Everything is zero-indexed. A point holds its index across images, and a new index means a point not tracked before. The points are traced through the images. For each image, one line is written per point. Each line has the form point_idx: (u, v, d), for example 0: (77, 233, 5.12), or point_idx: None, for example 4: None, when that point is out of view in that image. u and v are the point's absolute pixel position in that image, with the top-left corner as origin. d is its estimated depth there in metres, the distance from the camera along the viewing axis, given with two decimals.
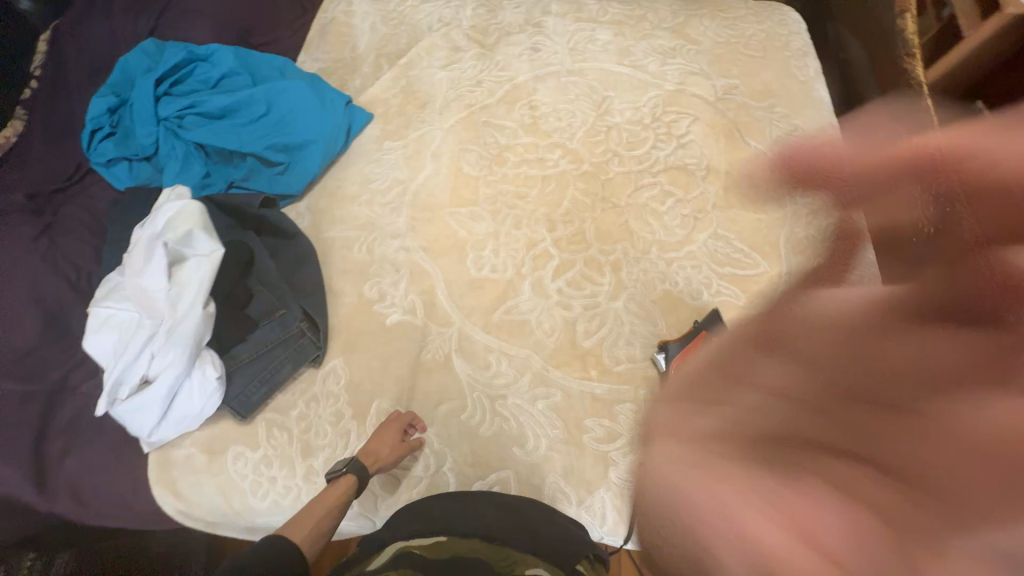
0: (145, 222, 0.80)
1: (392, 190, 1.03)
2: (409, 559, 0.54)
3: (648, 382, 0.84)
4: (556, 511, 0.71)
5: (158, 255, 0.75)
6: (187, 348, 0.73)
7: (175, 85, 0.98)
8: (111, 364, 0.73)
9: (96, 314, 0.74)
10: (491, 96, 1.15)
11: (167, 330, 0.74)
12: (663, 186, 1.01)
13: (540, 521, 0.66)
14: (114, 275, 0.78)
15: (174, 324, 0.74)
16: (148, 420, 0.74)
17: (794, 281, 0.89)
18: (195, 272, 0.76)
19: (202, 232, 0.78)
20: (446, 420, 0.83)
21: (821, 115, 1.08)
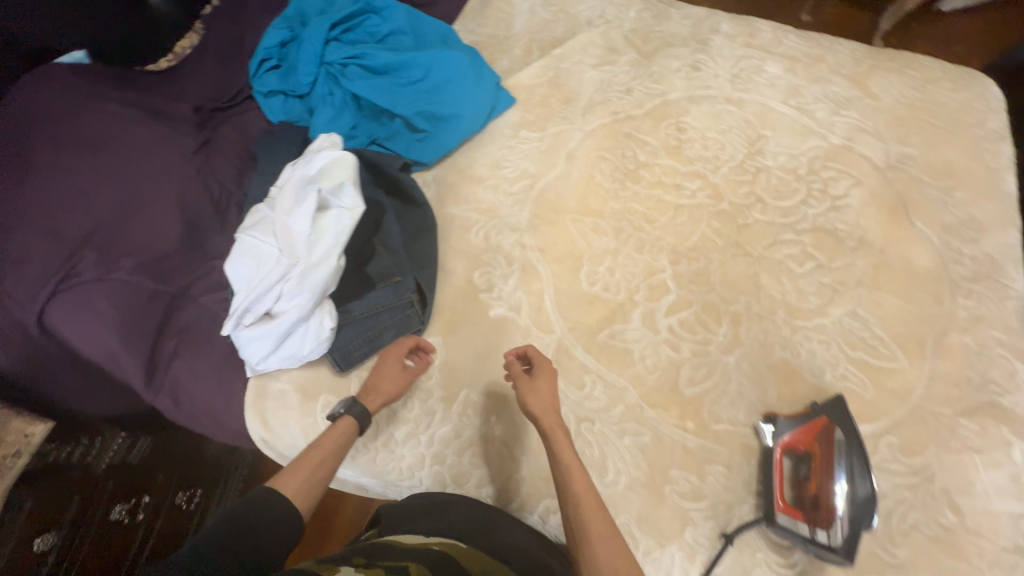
0: (300, 163, 0.81)
1: (520, 181, 1.01)
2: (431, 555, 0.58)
3: (747, 451, 0.79)
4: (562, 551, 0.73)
5: (310, 200, 0.76)
6: (314, 296, 0.75)
7: (344, 33, 1.00)
8: (243, 290, 0.76)
9: (241, 240, 0.77)
10: (638, 107, 1.09)
11: (300, 272, 0.75)
12: (805, 247, 0.94)
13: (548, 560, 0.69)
14: (262, 206, 0.80)
15: (307, 269, 0.76)
16: (260, 351, 0.77)
17: (931, 388, 0.81)
18: (337, 224, 0.78)
19: (352, 188, 0.79)
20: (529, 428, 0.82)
21: (1005, 211, 0.96)
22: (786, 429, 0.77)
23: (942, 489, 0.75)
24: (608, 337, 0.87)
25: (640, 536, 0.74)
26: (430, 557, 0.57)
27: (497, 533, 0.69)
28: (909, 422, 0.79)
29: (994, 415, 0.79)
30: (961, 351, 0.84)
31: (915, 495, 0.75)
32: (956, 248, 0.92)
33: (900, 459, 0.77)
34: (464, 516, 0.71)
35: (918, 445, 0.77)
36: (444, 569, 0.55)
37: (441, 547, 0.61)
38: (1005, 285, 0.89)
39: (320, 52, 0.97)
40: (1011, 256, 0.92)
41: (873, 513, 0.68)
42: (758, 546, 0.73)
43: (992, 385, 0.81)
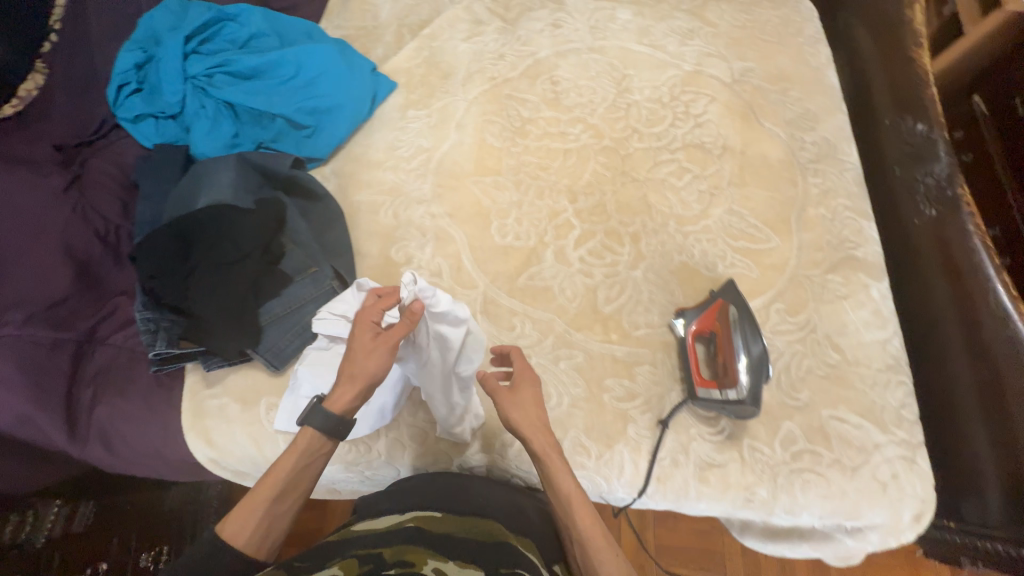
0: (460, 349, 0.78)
1: (417, 157, 1.05)
2: (408, 534, 0.63)
3: (667, 347, 0.88)
4: (532, 503, 0.80)
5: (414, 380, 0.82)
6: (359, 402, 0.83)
7: (203, 44, 0.98)
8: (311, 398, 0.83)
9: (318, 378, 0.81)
10: (513, 70, 1.16)
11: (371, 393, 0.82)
12: (681, 163, 1.05)
13: (530, 510, 0.78)
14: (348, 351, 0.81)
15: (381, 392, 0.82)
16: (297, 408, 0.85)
17: (802, 255, 0.95)
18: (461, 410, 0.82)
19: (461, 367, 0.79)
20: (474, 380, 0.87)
21: (833, 100, 1.12)
22: (692, 319, 0.87)
23: (825, 336, 0.88)
24: (528, 279, 0.94)
25: (590, 444, 0.82)
26: (407, 538, 0.62)
27: (475, 489, 0.78)
28: (789, 289, 0.91)
29: (852, 266, 0.94)
30: (820, 221, 0.98)
31: (805, 346, 0.87)
32: (800, 138, 1.07)
33: (788, 319, 0.89)
34: (436, 487, 0.76)
35: (800, 304, 0.90)
36: (427, 544, 0.61)
37: (414, 521, 0.66)
38: (842, 160, 1.05)
39: (182, 67, 0.95)
40: (843, 136, 1.08)
41: (767, 368, 0.78)
42: (691, 424, 0.82)
43: (847, 243, 0.96)
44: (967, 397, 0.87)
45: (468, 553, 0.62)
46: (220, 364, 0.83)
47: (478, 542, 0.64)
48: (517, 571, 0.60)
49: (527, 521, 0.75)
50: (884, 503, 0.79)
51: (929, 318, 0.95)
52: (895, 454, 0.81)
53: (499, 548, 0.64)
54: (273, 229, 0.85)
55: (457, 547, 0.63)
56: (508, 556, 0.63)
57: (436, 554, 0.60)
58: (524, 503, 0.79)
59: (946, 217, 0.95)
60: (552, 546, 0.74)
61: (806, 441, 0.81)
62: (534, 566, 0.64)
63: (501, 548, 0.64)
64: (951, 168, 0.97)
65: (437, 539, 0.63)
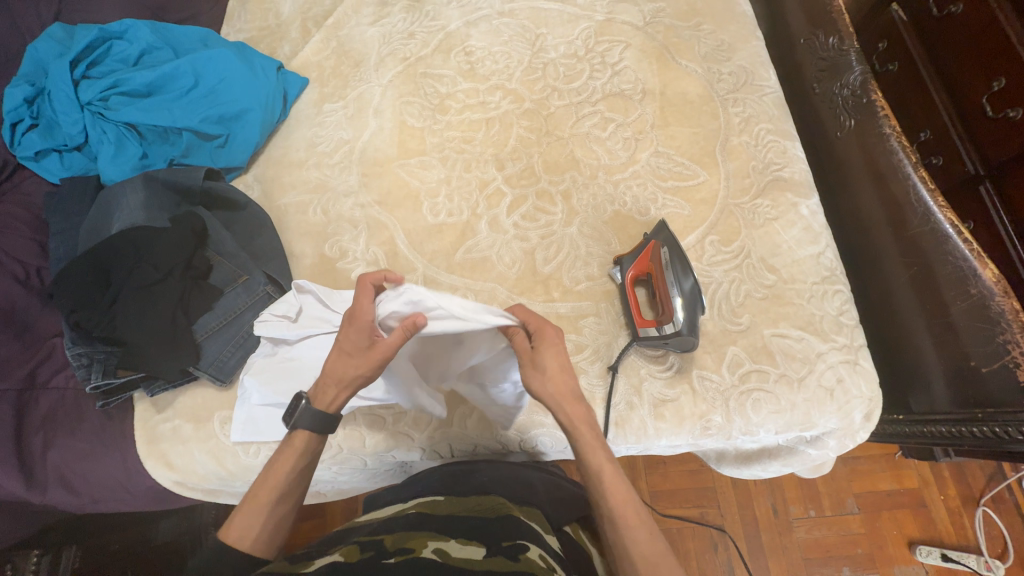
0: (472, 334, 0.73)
1: (339, 150, 1.03)
2: (410, 517, 0.63)
3: (609, 296, 0.89)
4: (533, 474, 0.81)
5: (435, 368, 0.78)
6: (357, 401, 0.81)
7: (92, 67, 0.95)
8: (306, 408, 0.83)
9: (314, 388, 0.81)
10: (425, 47, 1.14)
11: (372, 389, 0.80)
12: (603, 114, 1.04)
13: (534, 480, 0.79)
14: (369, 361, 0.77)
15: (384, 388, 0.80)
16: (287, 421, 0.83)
17: (730, 185, 0.96)
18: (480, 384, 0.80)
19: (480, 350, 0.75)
20: None
21: (746, 28, 1.12)
22: (629, 265, 0.88)
23: (759, 259, 0.89)
24: (465, 253, 0.94)
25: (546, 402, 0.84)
26: (406, 521, 0.62)
27: (478, 473, 0.79)
28: (721, 220, 0.93)
29: (780, 188, 0.95)
30: (743, 149, 0.99)
31: (742, 272, 0.89)
32: (717, 71, 1.07)
33: (722, 249, 0.91)
34: (438, 478, 0.78)
35: (732, 233, 0.91)
36: (429, 522, 0.61)
37: (416, 507, 0.67)
38: (760, 85, 1.05)
39: (74, 95, 0.91)
40: (759, 62, 1.08)
41: (700, 299, 0.79)
42: (640, 365, 0.84)
43: (773, 165, 0.97)
44: (903, 296, 0.89)
45: (469, 531, 0.60)
46: (164, 387, 0.83)
47: (480, 519, 0.63)
48: (519, 541, 0.59)
49: (532, 489, 0.77)
50: (832, 408, 0.82)
51: (864, 227, 0.97)
52: (837, 360, 0.83)
53: (501, 523, 0.63)
54: (194, 244, 0.83)
55: (458, 526, 0.61)
56: (510, 527, 0.62)
57: (435, 534, 0.58)
58: (529, 476, 0.80)
59: (865, 124, 0.96)
60: (560, 513, 0.75)
61: (751, 362, 0.83)
62: (537, 535, 0.63)
63: (502, 523, 0.63)
64: (863, 75, 0.97)
65: (437, 520, 0.62)
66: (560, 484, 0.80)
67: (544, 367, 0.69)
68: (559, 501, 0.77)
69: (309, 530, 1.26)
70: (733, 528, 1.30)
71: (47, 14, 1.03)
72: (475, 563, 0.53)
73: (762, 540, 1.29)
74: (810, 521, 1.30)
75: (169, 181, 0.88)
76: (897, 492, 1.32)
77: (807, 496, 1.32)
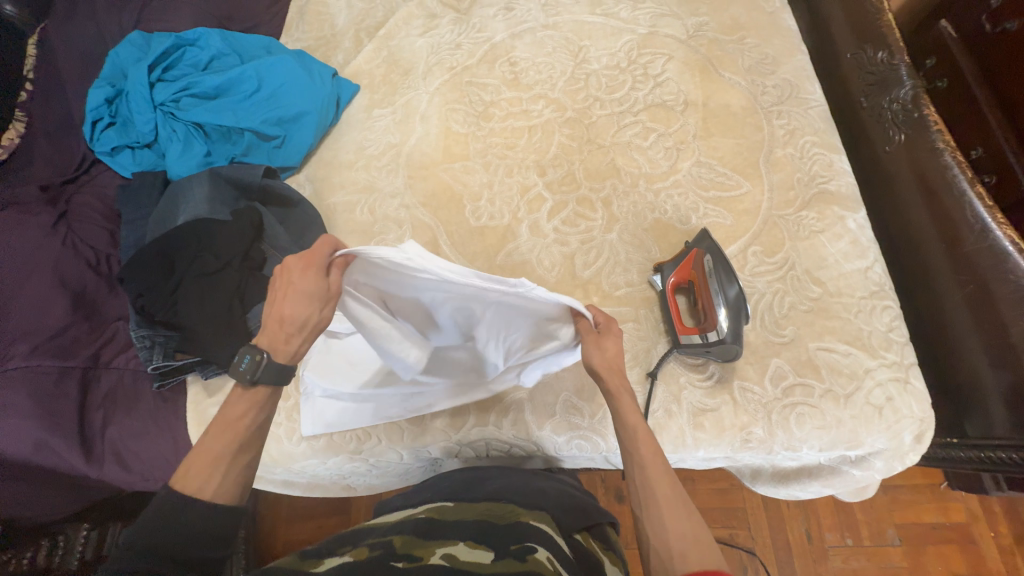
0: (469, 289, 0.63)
1: (387, 153, 1.07)
2: (420, 520, 0.64)
3: (648, 303, 0.90)
4: (546, 484, 0.81)
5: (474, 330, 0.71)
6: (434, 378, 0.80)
7: (166, 72, 1.02)
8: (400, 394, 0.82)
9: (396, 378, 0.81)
10: (471, 57, 1.18)
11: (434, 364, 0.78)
12: (645, 124, 1.06)
13: (546, 488, 0.80)
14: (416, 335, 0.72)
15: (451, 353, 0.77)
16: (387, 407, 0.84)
17: (773, 197, 0.95)
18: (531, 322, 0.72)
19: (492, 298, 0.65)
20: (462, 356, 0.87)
21: (791, 42, 1.12)
22: (670, 272, 0.88)
23: (804, 271, 0.88)
24: (506, 256, 0.96)
25: (582, 405, 0.85)
26: (417, 523, 0.63)
27: (490, 480, 0.79)
28: (764, 230, 0.92)
29: (825, 200, 0.94)
30: (788, 161, 0.98)
31: (785, 283, 0.88)
32: (761, 83, 1.07)
33: (765, 260, 0.90)
34: (450, 485, 0.79)
35: (776, 245, 0.91)
36: (439, 525, 0.62)
37: (426, 511, 0.68)
38: (805, 98, 1.05)
39: (150, 96, 0.98)
40: (804, 75, 1.08)
41: (744, 307, 0.78)
42: (680, 373, 0.84)
43: (818, 178, 0.96)
44: (957, 315, 0.87)
45: (476, 534, 0.60)
46: (217, 372, 0.86)
47: (487, 523, 0.63)
48: (527, 544, 0.59)
49: (544, 497, 0.77)
50: (881, 427, 0.79)
51: (914, 244, 0.94)
52: (887, 377, 0.81)
53: (510, 527, 0.62)
54: (250, 236, 0.87)
55: (466, 529, 0.62)
56: (518, 531, 0.62)
57: (442, 537, 0.59)
58: (541, 483, 0.80)
59: (916, 139, 0.95)
60: (573, 516, 0.74)
61: (795, 375, 0.82)
62: (546, 538, 0.62)
63: (511, 527, 0.63)
64: (914, 90, 0.96)
65: (448, 524, 0.63)
66: (573, 494, 0.80)
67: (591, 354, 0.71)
68: (573, 509, 0.77)
69: (335, 526, 1.27)
70: (763, 552, 1.25)
71: (128, 23, 1.12)
72: (485, 566, 0.53)
73: (795, 566, 1.24)
74: (847, 551, 1.24)
75: (230, 176, 0.93)
76: (942, 525, 1.25)
77: (844, 524, 1.26)
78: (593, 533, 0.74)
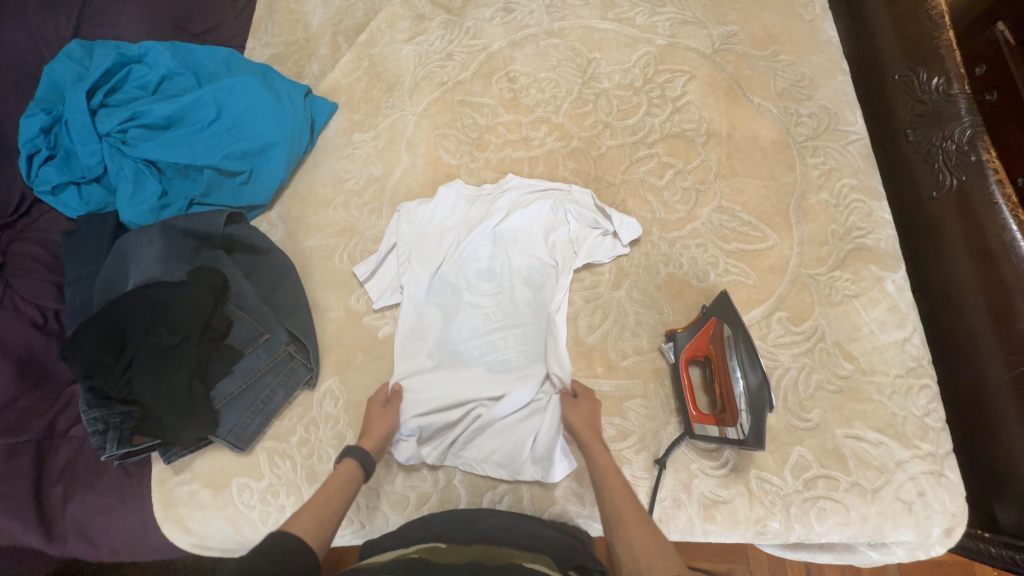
0: (469, 243, 0.88)
1: (368, 189, 0.95)
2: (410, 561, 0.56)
3: (659, 375, 0.81)
4: (541, 523, 0.71)
5: (510, 289, 0.87)
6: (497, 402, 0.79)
7: (110, 95, 0.88)
8: (475, 448, 0.78)
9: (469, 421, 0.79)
10: (464, 70, 1.03)
11: (499, 379, 0.81)
12: (660, 158, 0.93)
13: (542, 527, 0.70)
14: (476, 316, 0.85)
15: (509, 355, 0.83)
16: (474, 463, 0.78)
17: (804, 252, 0.84)
18: (553, 255, 0.88)
19: (489, 240, 0.89)
20: (433, 422, 0.78)
21: (832, 59, 0.97)
22: (685, 340, 0.79)
23: (834, 343, 0.79)
24: (497, 316, 0.85)
25: (583, 492, 0.76)
26: (411, 565, 0.55)
27: (481, 520, 0.70)
28: (792, 293, 0.82)
29: (862, 258, 0.83)
30: (822, 209, 0.87)
31: (813, 358, 0.79)
32: (795, 111, 0.93)
33: (792, 329, 0.80)
34: (440, 519, 0.70)
35: (804, 310, 0.81)
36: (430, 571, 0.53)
37: (418, 552, 0.60)
38: (845, 131, 0.92)
39: (92, 126, 0.85)
40: (845, 101, 0.94)
41: (769, 395, 0.69)
42: (691, 459, 0.76)
43: (855, 231, 0.85)
44: (999, 398, 0.77)
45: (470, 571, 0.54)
46: (181, 452, 0.78)
47: (479, 563, 0.56)
48: None
49: (537, 539, 0.67)
50: (909, 522, 0.72)
51: (955, 304, 0.84)
52: (920, 470, 0.73)
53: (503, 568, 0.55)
54: (212, 301, 0.77)
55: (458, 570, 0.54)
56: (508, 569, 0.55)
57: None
58: (539, 528, 0.70)
59: (972, 186, 0.83)
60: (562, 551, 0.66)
61: (819, 466, 0.74)
62: None
63: (504, 567, 0.56)
64: (973, 130, 0.84)
65: (441, 568, 0.55)
66: (572, 539, 0.69)
67: (534, 373, 0.81)
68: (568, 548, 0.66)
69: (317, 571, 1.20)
70: None
71: (66, 29, 0.96)
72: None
73: None
74: None
75: (186, 223, 0.82)
76: None
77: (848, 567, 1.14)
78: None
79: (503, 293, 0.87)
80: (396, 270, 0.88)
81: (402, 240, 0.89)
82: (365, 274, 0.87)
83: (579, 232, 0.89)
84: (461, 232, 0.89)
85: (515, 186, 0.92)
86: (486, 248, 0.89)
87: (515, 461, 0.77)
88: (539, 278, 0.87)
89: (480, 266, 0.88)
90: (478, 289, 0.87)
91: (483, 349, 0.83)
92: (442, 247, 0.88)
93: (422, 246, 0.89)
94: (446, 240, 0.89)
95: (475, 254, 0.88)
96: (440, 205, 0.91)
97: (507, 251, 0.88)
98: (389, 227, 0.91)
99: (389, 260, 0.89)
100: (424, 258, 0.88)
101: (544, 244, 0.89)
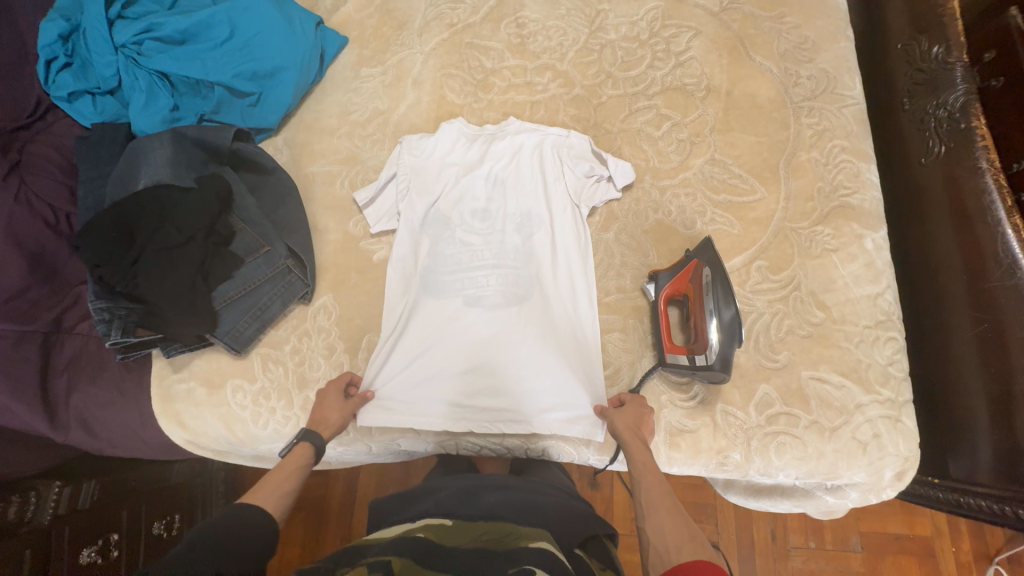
0: (466, 181, 0.91)
1: (372, 121, 0.98)
2: (416, 545, 0.54)
3: (638, 313, 0.85)
4: (542, 497, 0.70)
5: (502, 229, 0.89)
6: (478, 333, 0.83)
7: (128, 7, 0.90)
8: (453, 374, 0.82)
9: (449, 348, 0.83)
10: (474, 13, 1.04)
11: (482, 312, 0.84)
12: (658, 110, 0.95)
13: (546, 501, 0.69)
14: (467, 251, 0.88)
15: (495, 291, 0.86)
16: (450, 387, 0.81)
17: (789, 206, 0.87)
18: (547, 200, 0.90)
19: (486, 180, 0.92)
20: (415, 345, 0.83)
21: (836, 25, 0.99)
22: (665, 282, 0.82)
23: (809, 292, 0.82)
24: (488, 254, 0.88)
25: None
26: (416, 550, 0.53)
27: (485, 495, 0.68)
28: (774, 244, 0.85)
29: (845, 215, 0.86)
30: (811, 166, 0.89)
31: (787, 305, 0.82)
32: (795, 72, 0.95)
33: (769, 277, 0.84)
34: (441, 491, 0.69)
35: (783, 260, 0.84)
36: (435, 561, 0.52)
37: (425, 529, 0.58)
38: (842, 94, 0.93)
39: (109, 36, 0.88)
40: (845, 66, 0.95)
41: (739, 330, 0.73)
42: (662, 391, 0.80)
43: (841, 189, 0.87)
44: (965, 355, 0.80)
45: (472, 563, 0.53)
46: (181, 350, 0.83)
47: (484, 548, 0.55)
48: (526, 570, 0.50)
49: (540, 511, 0.66)
50: (863, 462, 0.76)
51: (932, 267, 0.87)
52: (878, 414, 0.77)
53: (507, 556, 0.53)
54: (217, 207, 0.81)
55: (465, 560, 0.53)
56: (510, 556, 0.53)
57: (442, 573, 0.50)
58: (541, 501, 0.69)
59: (956, 154, 0.85)
60: (572, 529, 0.64)
61: (782, 404, 0.78)
62: (550, 564, 0.53)
63: (510, 555, 0.53)
64: (966, 97, 0.85)
65: (447, 556, 0.53)
66: (572, 504, 0.71)
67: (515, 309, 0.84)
68: (570, 520, 0.66)
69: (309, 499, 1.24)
70: (727, 548, 1.19)
71: None
72: None
73: (756, 564, 1.17)
74: (808, 553, 1.17)
75: (196, 136, 0.85)
76: (906, 537, 1.17)
77: (809, 527, 1.18)
78: (594, 546, 0.65)
79: (495, 232, 0.89)
80: (393, 199, 0.91)
81: (402, 171, 0.91)
82: (364, 200, 0.90)
83: (576, 180, 0.90)
84: (459, 168, 0.92)
85: (515, 129, 0.94)
86: (482, 188, 0.92)
87: (491, 392, 0.80)
88: (532, 221, 0.89)
89: (475, 205, 0.91)
90: (477, 244, 0.89)
91: (471, 284, 0.86)
92: (439, 180, 0.92)
93: (421, 177, 0.92)
94: (445, 175, 0.92)
95: (471, 191, 0.91)
96: (440, 142, 0.93)
97: (503, 192, 0.91)
98: (389, 158, 0.93)
99: (387, 189, 0.91)
100: (422, 191, 0.91)
101: (539, 189, 0.91)
